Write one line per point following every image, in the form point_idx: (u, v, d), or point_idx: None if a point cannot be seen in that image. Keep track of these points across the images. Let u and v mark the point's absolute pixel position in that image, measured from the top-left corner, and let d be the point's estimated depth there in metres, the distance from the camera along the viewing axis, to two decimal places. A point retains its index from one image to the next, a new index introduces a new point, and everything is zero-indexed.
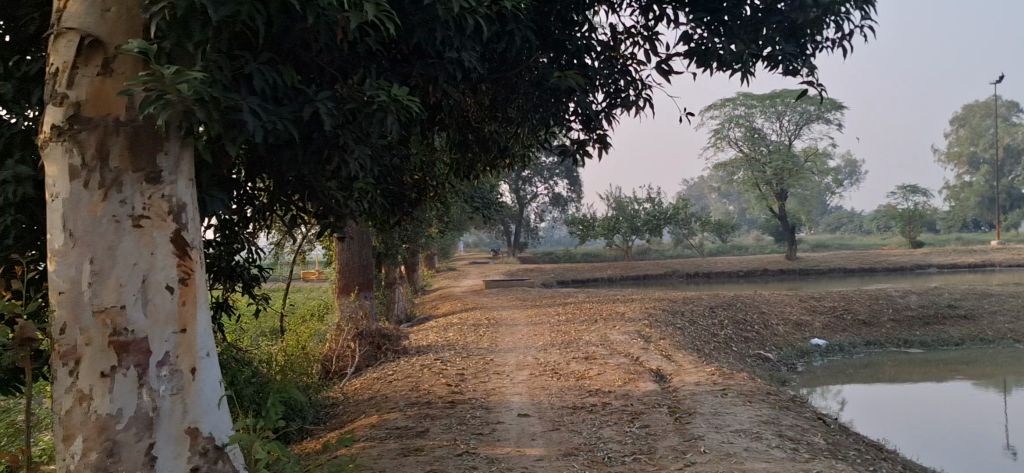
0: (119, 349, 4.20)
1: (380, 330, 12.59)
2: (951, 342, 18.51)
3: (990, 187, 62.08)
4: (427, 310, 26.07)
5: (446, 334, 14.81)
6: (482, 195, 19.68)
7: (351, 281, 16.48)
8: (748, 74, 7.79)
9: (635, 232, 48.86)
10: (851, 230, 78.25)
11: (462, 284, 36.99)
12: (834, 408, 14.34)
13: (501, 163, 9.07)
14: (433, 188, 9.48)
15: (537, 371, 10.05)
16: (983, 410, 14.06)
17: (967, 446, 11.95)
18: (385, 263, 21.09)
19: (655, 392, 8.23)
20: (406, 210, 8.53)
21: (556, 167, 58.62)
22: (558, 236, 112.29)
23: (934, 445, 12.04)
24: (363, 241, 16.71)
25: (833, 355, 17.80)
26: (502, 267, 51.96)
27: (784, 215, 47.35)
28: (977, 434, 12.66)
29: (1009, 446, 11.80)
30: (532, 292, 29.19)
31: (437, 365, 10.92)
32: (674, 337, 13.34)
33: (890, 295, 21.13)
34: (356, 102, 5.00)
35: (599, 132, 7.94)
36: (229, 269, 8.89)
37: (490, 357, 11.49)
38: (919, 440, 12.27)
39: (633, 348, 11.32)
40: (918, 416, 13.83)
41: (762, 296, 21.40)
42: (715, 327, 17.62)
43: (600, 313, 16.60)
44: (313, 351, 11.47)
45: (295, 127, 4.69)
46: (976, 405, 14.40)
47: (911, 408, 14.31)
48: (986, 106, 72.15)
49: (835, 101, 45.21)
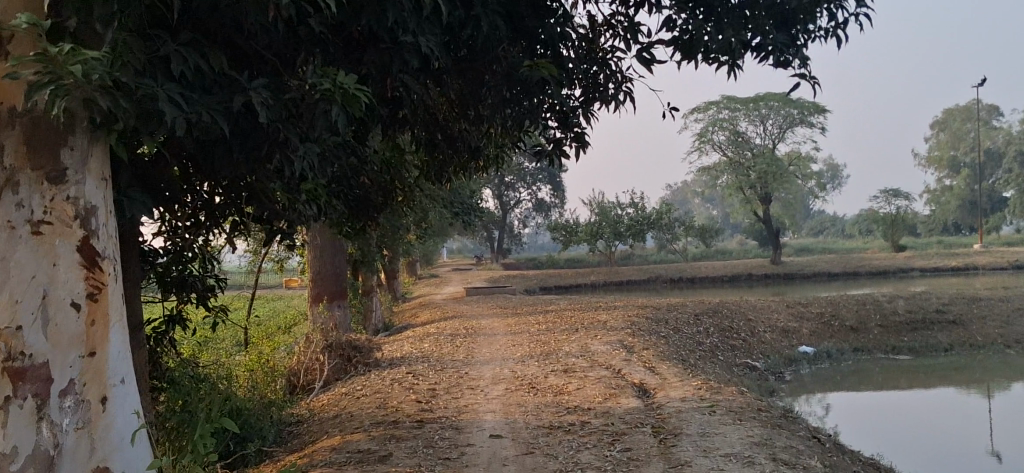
0: (15, 378, 3.80)
1: (351, 342, 11.91)
2: (940, 348, 18.07)
3: (971, 191, 62.09)
4: (406, 319, 25.44)
5: (421, 344, 14.21)
6: (461, 200, 19.11)
7: (324, 291, 15.90)
8: (733, 67, 7.34)
9: (618, 238, 48.37)
10: (834, 235, 78.19)
11: (443, 291, 36.37)
12: (818, 413, 13.95)
13: (473, 165, 8.53)
14: (401, 190, 8.92)
15: (513, 385, 9.48)
16: (965, 412, 13.80)
17: (952, 451, 11.56)
18: (361, 271, 20.48)
19: (638, 409, 7.68)
20: (370, 215, 7.97)
21: (539, 173, 58.22)
22: (540, 242, 111.82)
23: (920, 450, 11.63)
24: (338, 248, 16.07)
25: (821, 363, 17.33)
26: (484, 273, 51.30)
27: (767, 220, 47.01)
28: (961, 437, 12.33)
29: (994, 450, 11.44)
30: (513, 299, 28.62)
31: (408, 379, 10.32)
32: (658, 347, 12.82)
33: (877, 300, 20.69)
34: (297, 93, 4.50)
35: (577, 131, 7.42)
36: (179, 279, 8.24)
37: (465, 370, 10.91)
38: (904, 446, 11.86)
39: (614, 359, 10.78)
40: (901, 418, 13.52)
41: (748, 302, 20.93)
42: (700, 334, 17.11)
43: (582, 321, 16.05)
44: (277, 365, 10.85)
45: (224, 119, 4.26)
46: (958, 407, 14.12)
47: (893, 410, 14.03)
48: (967, 110, 72.27)
49: (818, 104, 44.95)
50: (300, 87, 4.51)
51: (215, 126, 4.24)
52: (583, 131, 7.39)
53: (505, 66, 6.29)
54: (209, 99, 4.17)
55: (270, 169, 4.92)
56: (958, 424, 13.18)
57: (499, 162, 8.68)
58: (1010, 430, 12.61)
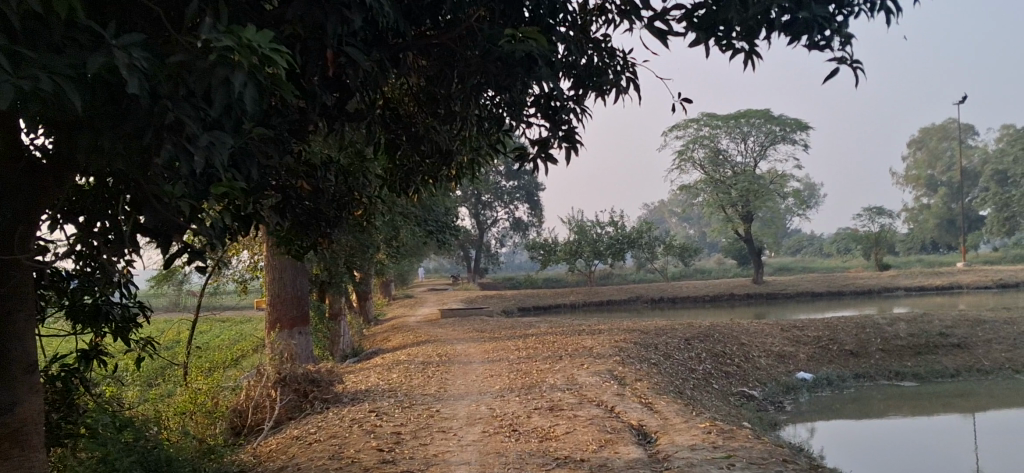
0: None
1: (308, 375, 10.69)
2: (945, 374, 16.93)
3: (950, 209, 61.77)
4: (376, 343, 24.11)
5: (387, 375, 12.93)
6: (435, 218, 17.93)
7: (283, 315, 14.81)
8: (753, 52, 6.17)
9: (598, 256, 47.36)
10: (814, 255, 77.73)
11: (416, 313, 35.10)
12: (803, 436, 12.99)
13: (445, 173, 7.25)
14: (362, 205, 7.57)
15: (490, 427, 8.21)
16: (959, 438, 12.87)
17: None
18: (327, 293, 19.19)
19: (640, 462, 6.43)
20: (323, 232, 6.54)
21: (516, 191, 57.23)
22: (516, 263, 110.58)
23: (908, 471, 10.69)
24: (299, 270, 15.02)
25: (821, 390, 16.18)
26: (461, 293, 50.05)
27: (748, 238, 46.08)
28: (952, 459, 11.38)
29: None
30: (491, 322, 27.34)
31: (371, 420, 9.03)
32: (651, 377, 11.58)
33: (877, 323, 19.55)
34: (188, 55, 3.32)
35: (567, 130, 6.20)
36: (93, 308, 6.83)
37: (436, 407, 9.63)
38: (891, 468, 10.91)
39: (604, 394, 9.54)
40: (896, 443, 12.53)
41: (740, 325, 19.77)
42: (692, 360, 15.88)
43: (566, 348, 14.79)
44: (219, 403, 9.57)
45: (79, 90, 3.05)
46: (952, 433, 13.18)
47: (886, 436, 13.06)
48: (946, 128, 72.05)
49: (799, 121, 44.22)
50: (188, 48, 3.35)
51: (66, 102, 3.07)
52: (573, 128, 6.16)
53: (480, 40, 5.03)
54: (52, 60, 2.99)
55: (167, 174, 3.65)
56: (961, 447, 12.20)
57: (474, 169, 7.41)
58: (1009, 454, 11.66)
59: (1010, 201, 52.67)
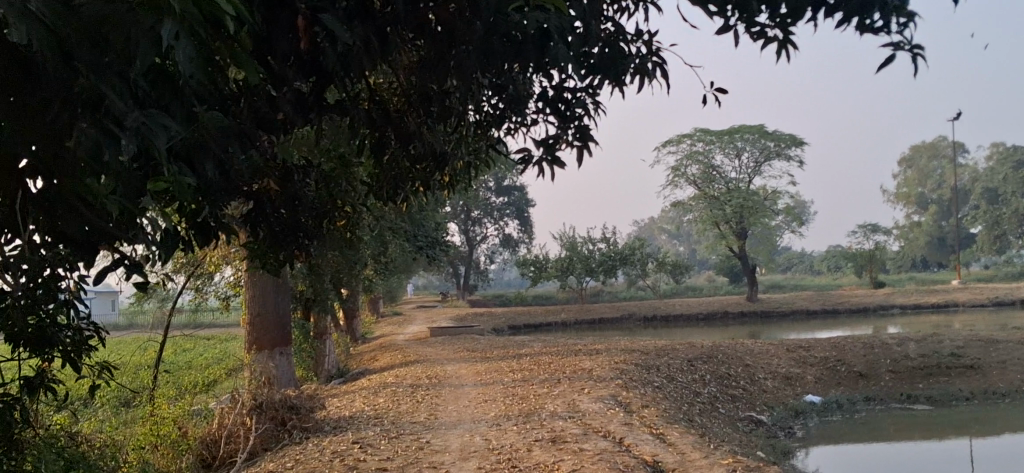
0: None
1: (286, 401, 9.82)
2: (959, 397, 16.16)
3: (941, 227, 61.49)
4: (363, 363, 23.26)
5: (374, 400, 12.07)
6: (425, 232, 17.24)
7: (264, 336, 14.02)
8: (793, 42, 5.40)
9: (589, 273, 46.62)
10: (805, 273, 77.29)
11: (405, 331, 34.29)
12: (806, 459, 12.29)
13: (437, 179, 6.42)
14: (345, 216, 6.71)
15: (487, 463, 7.38)
16: (979, 464, 12.11)
17: None
18: (313, 311, 18.33)
19: None
20: (300, 246, 5.65)
21: (506, 207, 56.45)
22: (506, 280, 110.10)
23: None
24: (282, 286, 14.22)
25: (830, 414, 15.39)
26: (449, 311, 49.21)
27: (742, 255, 45.42)
28: None
29: None
30: (482, 340, 26.56)
31: (356, 452, 8.17)
32: (658, 403, 10.77)
33: (885, 343, 18.80)
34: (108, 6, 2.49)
35: (580, 126, 5.41)
36: (37, 332, 5.89)
37: (426, 437, 8.78)
38: None
39: (611, 424, 8.73)
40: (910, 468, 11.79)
41: (744, 345, 18.99)
42: (697, 383, 15.07)
43: (563, 370, 13.97)
44: (188, 434, 8.76)
45: None
46: (972, 460, 12.40)
47: (900, 460, 12.31)
48: (938, 147, 71.92)
49: (794, 136, 43.68)
50: None
51: None
52: (588, 124, 5.38)
53: (483, 16, 4.24)
54: None
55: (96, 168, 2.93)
56: None
57: (469, 174, 6.62)
58: None
59: (1001, 218, 52.32)
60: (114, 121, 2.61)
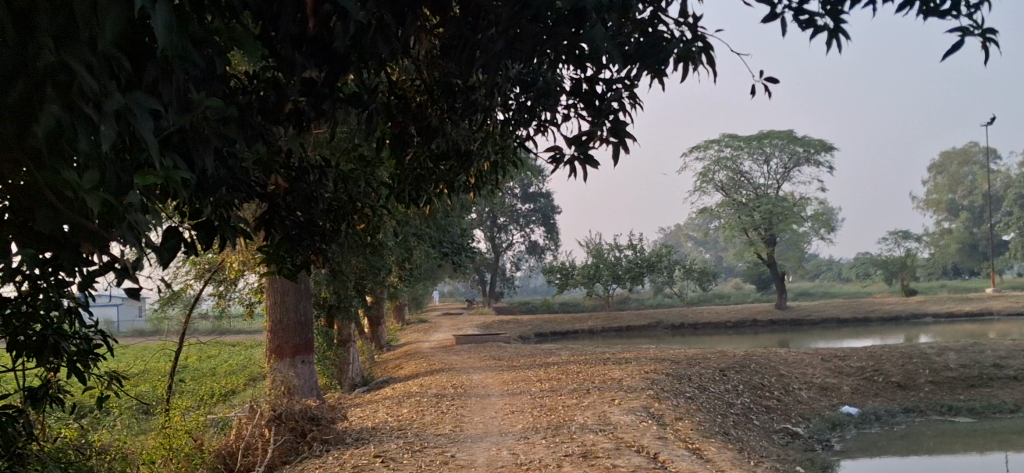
0: None
1: (307, 411, 9.53)
2: (1003, 409, 15.56)
3: (973, 234, 60.38)
4: (388, 371, 22.98)
5: (397, 409, 11.74)
6: (450, 238, 16.94)
7: (286, 344, 13.74)
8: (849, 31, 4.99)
9: (616, 280, 46.14)
10: (835, 281, 76.18)
11: (431, 338, 33.98)
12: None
13: (462, 180, 6.09)
14: (366, 221, 6.38)
15: None
16: None
17: None
18: (336, 318, 18.08)
19: None
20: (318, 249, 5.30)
21: (532, 214, 56.16)
22: (531, 287, 109.99)
23: None
24: (303, 293, 13.96)
25: (869, 426, 14.86)
26: (475, 318, 48.85)
27: (771, 262, 44.74)
28: None
29: None
30: (508, 348, 26.18)
31: (377, 466, 7.83)
32: (691, 415, 10.35)
33: (924, 353, 18.21)
34: None
35: (614, 121, 5.04)
36: (39, 343, 5.60)
37: (451, 451, 8.41)
38: None
39: (645, 437, 8.34)
40: None
41: (778, 355, 18.48)
42: (730, 393, 14.62)
43: (592, 380, 13.57)
44: (204, 447, 8.51)
45: None
46: None
47: None
48: (970, 152, 70.78)
49: (824, 142, 43.00)
50: None
51: None
52: (622, 118, 5.01)
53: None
54: None
55: (78, 159, 2.72)
56: None
57: (497, 176, 6.28)
58: None
59: None
60: (87, 102, 2.36)
